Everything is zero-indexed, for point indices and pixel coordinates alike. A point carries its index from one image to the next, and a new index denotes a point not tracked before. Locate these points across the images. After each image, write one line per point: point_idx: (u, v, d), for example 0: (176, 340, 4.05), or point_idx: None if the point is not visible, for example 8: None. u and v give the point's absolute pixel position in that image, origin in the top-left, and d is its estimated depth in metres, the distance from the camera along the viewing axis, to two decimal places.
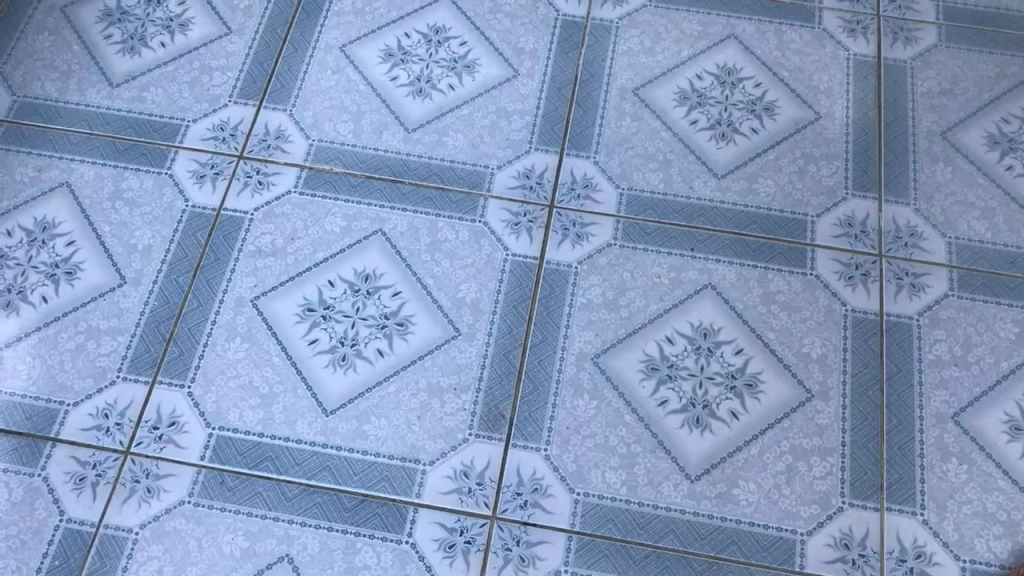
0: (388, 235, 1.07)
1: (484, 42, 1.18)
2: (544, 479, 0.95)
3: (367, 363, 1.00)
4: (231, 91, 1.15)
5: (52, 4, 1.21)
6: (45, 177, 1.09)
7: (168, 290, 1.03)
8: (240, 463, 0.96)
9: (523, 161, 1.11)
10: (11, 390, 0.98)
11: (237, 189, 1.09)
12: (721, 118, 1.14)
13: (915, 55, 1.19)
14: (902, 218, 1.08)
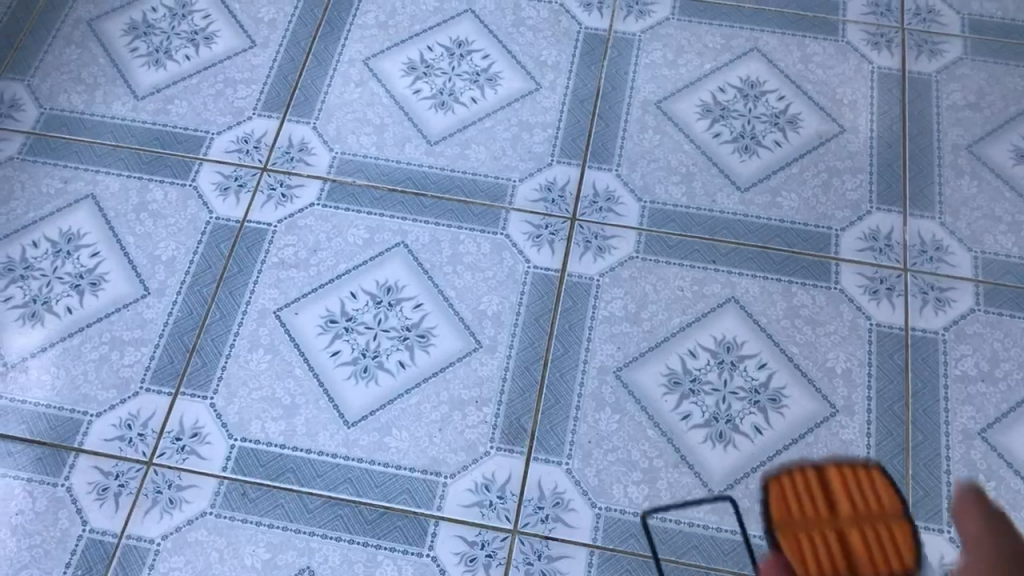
0: (410, 247, 1.07)
1: (506, 55, 1.18)
2: (566, 494, 0.94)
3: (389, 375, 1.00)
4: (256, 104, 1.15)
5: (79, 17, 1.22)
6: (70, 189, 1.10)
7: (191, 301, 1.04)
8: (262, 474, 0.96)
9: (546, 174, 1.10)
10: (35, 400, 0.99)
11: (261, 201, 1.09)
12: (744, 131, 1.13)
13: (940, 67, 1.18)
14: (927, 232, 1.07)
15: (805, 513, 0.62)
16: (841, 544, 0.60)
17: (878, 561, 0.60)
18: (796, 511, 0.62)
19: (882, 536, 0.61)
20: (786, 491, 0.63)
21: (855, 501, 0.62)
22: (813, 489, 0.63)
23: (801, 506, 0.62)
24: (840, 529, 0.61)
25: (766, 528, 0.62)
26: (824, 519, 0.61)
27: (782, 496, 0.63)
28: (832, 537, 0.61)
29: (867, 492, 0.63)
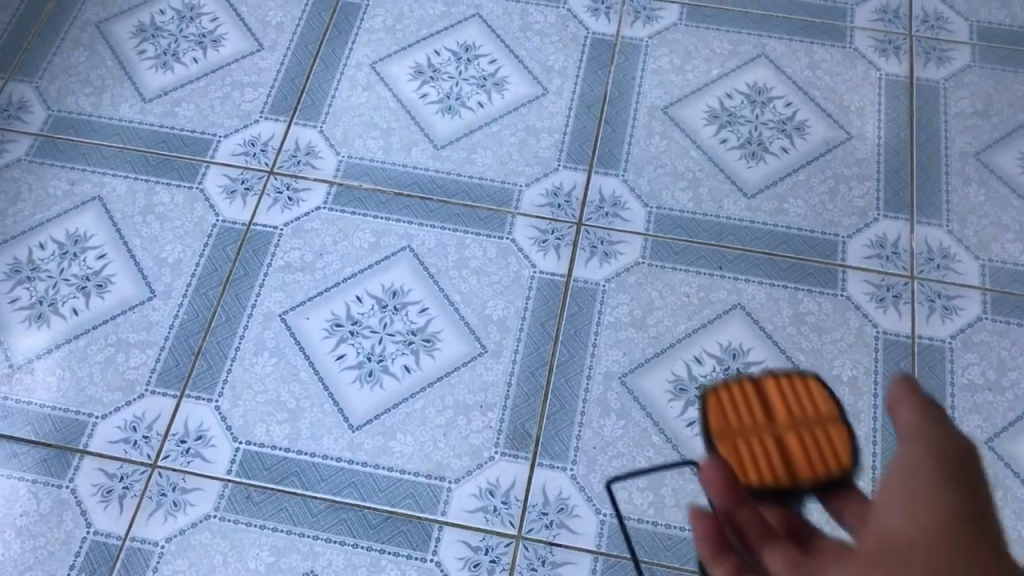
0: (416, 251, 1.07)
1: (513, 60, 1.18)
2: (570, 499, 0.94)
3: (394, 379, 1.00)
4: (263, 107, 1.16)
5: (88, 20, 1.23)
6: (77, 191, 1.11)
7: (197, 304, 1.04)
8: (266, 478, 0.95)
9: (552, 179, 1.10)
10: (41, 402, 0.99)
11: (267, 205, 1.09)
12: (751, 137, 1.13)
13: (949, 74, 1.18)
14: (934, 240, 1.07)
15: (742, 422, 0.63)
16: (777, 447, 0.62)
17: (816, 462, 0.61)
18: (734, 422, 0.63)
19: (819, 439, 0.62)
20: (723, 402, 0.64)
21: (792, 405, 0.63)
22: (749, 399, 0.64)
23: (738, 416, 0.63)
24: (776, 434, 0.62)
25: (707, 440, 0.63)
26: (761, 426, 0.63)
27: (721, 412, 0.64)
28: (768, 444, 0.62)
29: (804, 397, 0.63)
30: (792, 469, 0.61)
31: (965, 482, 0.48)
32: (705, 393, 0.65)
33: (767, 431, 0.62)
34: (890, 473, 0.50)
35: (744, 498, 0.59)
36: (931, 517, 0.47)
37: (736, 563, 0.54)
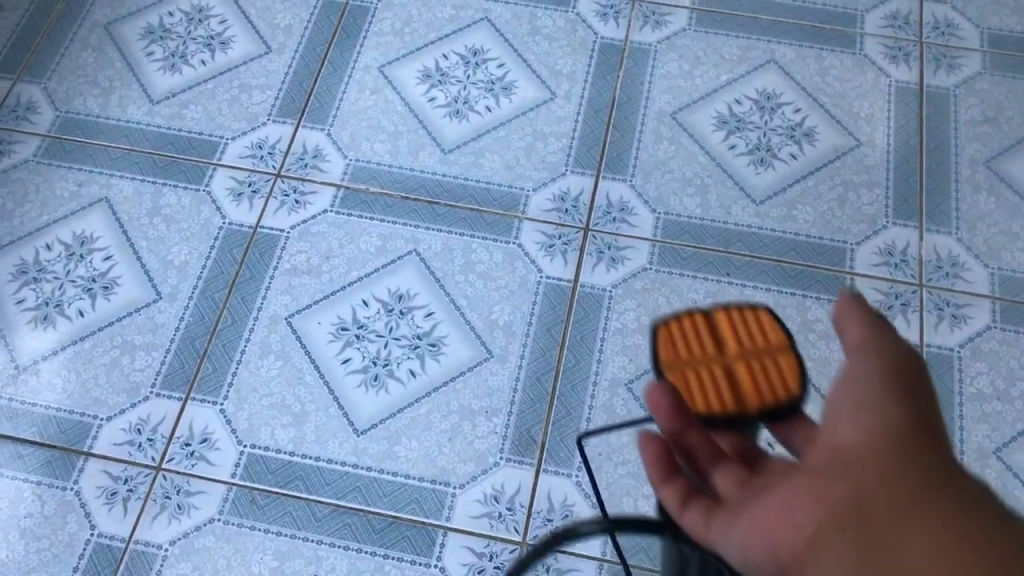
0: (422, 255, 1.06)
1: (521, 64, 1.18)
2: (575, 506, 0.93)
3: (400, 384, 0.99)
4: (271, 110, 1.15)
5: (97, 21, 1.23)
6: (84, 192, 1.11)
7: (203, 306, 1.04)
8: (270, 481, 0.95)
9: (560, 183, 1.10)
10: (46, 404, 0.99)
11: (274, 207, 1.09)
12: (760, 143, 1.13)
13: (959, 81, 1.17)
14: (943, 248, 1.06)
15: (694, 354, 0.61)
16: (727, 380, 0.60)
17: (764, 393, 0.59)
18: (685, 355, 0.61)
19: (768, 371, 0.60)
20: (675, 334, 0.61)
21: (739, 335, 0.61)
22: (699, 333, 0.61)
23: (688, 348, 0.61)
24: (725, 364, 0.60)
25: (656, 373, 0.61)
26: (711, 356, 0.60)
27: (671, 344, 0.61)
28: (719, 374, 0.60)
29: (751, 327, 0.61)
30: (742, 399, 0.59)
31: (908, 390, 0.52)
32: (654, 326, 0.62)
33: (718, 363, 0.60)
34: (843, 383, 0.55)
35: (694, 424, 0.59)
36: (872, 419, 0.51)
37: (685, 484, 0.59)
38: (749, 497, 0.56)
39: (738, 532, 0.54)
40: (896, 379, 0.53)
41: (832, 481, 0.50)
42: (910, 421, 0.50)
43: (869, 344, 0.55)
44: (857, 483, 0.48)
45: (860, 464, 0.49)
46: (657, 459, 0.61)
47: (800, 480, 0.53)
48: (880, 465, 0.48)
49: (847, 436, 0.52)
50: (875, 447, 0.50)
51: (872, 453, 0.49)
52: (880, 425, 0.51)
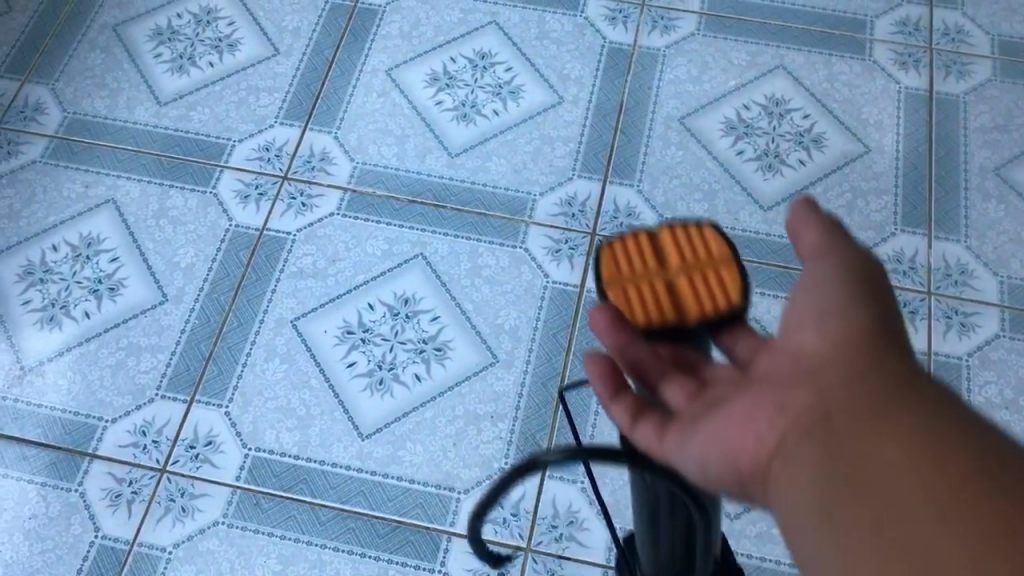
0: (429, 259, 1.06)
1: (529, 68, 1.18)
2: (580, 512, 0.93)
3: (405, 388, 0.99)
4: (278, 112, 1.15)
5: (105, 22, 1.23)
6: (91, 193, 1.11)
7: (209, 309, 1.04)
8: (275, 485, 0.95)
9: (567, 188, 1.09)
10: (52, 405, 0.99)
11: (281, 210, 1.09)
12: (768, 149, 1.12)
13: (969, 88, 1.16)
14: (952, 255, 1.05)
15: (634, 271, 0.55)
16: (668, 295, 0.54)
17: (706, 308, 0.53)
18: (626, 272, 0.55)
19: (711, 286, 0.54)
20: (616, 253, 0.56)
21: (684, 251, 0.55)
22: (641, 250, 0.56)
23: (629, 264, 0.55)
24: (667, 280, 0.54)
25: (596, 293, 0.55)
26: (653, 274, 0.55)
27: (613, 261, 0.56)
28: (661, 293, 0.54)
29: (695, 242, 0.56)
30: (684, 318, 0.53)
31: (869, 295, 0.55)
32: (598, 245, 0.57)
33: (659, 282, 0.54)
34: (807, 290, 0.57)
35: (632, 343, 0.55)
36: (839, 327, 0.54)
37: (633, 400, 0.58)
38: (709, 409, 0.56)
39: (696, 448, 0.54)
40: (858, 287, 0.55)
41: (802, 392, 0.52)
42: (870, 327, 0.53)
43: (832, 247, 0.57)
44: (826, 393, 0.51)
45: (827, 373, 0.52)
46: (607, 373, 0.60)
47: (764, 390, 0.55)
48: (847, 376, 0.51)
49: (812, 345, 0.55)
50: (841, 358, 0.52)
51: (839, 362, 0.52)
52: (843, 334, 0.53)
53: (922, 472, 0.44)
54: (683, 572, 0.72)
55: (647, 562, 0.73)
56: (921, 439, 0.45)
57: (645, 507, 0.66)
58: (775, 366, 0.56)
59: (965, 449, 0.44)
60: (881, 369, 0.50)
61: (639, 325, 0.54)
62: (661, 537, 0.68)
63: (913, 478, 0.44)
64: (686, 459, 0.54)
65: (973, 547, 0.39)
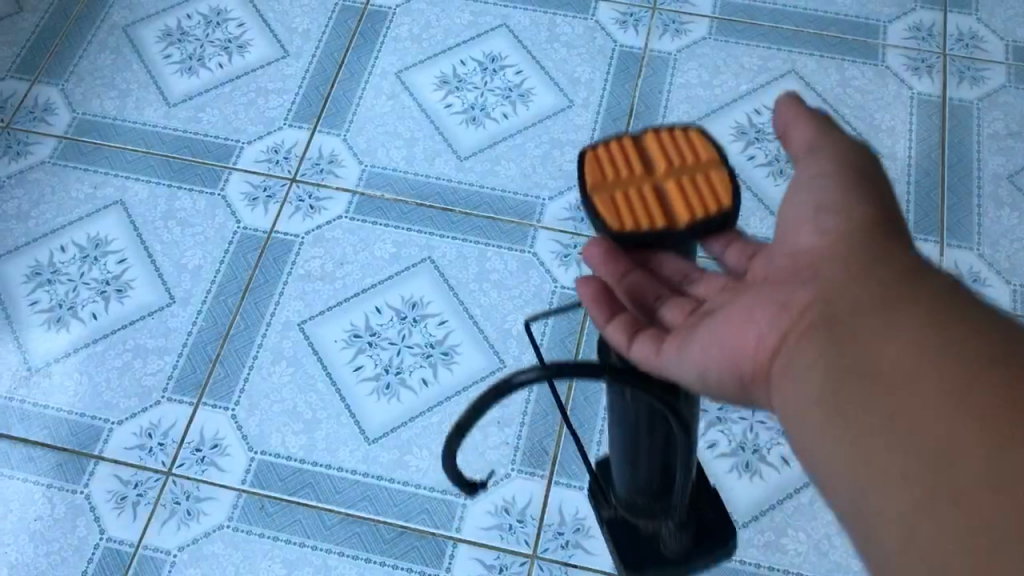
0: (437, 262, 1.05)
1: (539, 72, 1.17)
2: (587, 520, 0.92)
3: (412, 393, 0.98)
4: (287, 114, 1.15)
5: (115, 23, 1.23)
6: (100, 194, 1.11)
7: (216, 311, 1.03)
8: (280, 489, 0.94)
9: (576, 192, 1.09)
10: (58, 406, 0.99)
11: (289, 212, 1.09)
12: (779, 154, 1.11)
13: (982, 95, 1.15)
14: (964, 263, 1.04)
15: (621, 173, 0.61)
16: (655, 194, 0.60)
17: (693, 204, 0.59)
18: (613, 174, 0.61)
19: (696, 184, 0.60)
20: (602, 158, 0.62)
21: (670, 155, 0.61)
22: (627, 155, 0.62)
23: (615, 170, 0.61)
24: (654, 183, 0.60)
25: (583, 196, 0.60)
26: (639, 177, 0.61)
27: (601, 166, 0.61)
28: (649, 196, 0.60)
29: (681, 147, 0.62)
30: (672, 219, 0.59)
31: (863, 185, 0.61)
32: (583, 153, 0.62)
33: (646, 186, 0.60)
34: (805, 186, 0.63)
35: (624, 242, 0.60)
36: (837, 219, 0.60)
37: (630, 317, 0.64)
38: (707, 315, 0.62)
39: (696, 354, 0.60)
40: (851, 179, 0.61)
41: (803, 280, 0.58)
42: (865, 223, 0.59)
43: (816, 147, 0.63)
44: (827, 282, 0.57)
45: (827, 267, 0.57)
46: (599, 299, 0.64)
47: (763, 286, 0.61)
48: (847, 270, 0.56)
49: (809, 244, 0.60)
50: (839, 252, 0.58)
51: (838, 257, 0.58)
52: (841, 230, 0.59)
53: (926, 352, 0.49)
54: (658, 501, 0.78)
55: (626, 487, 0.79)
56: (922, 321, 0.51)
57: (625, 427, 0.71)
58: (770, 269, 0.62)
59: (964, 326, 0.49)
60: (879, 261, 0.56)
61: (630, 220, 0.59)
62: (639, 459, 0.73)
63: (919, 358, 0.49)
64: (686, 365, 0.60)
65: (981, 416, 0.45)
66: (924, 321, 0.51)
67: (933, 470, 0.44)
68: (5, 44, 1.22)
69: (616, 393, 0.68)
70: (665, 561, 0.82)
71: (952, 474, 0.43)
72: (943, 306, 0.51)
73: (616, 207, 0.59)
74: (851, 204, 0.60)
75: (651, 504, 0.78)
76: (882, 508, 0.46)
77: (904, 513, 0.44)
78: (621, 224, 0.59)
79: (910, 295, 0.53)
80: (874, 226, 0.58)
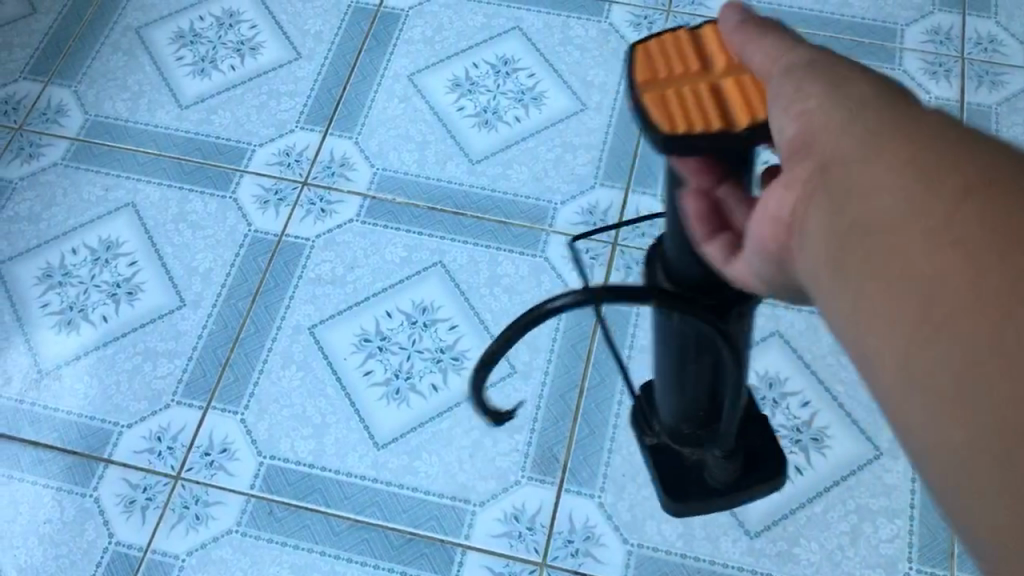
0: (448, 266, 1.05)
1: (552, 74, 1.16)
2: (597, 527, 0.90)
3: (422, 398, 0.98)
4: (300, 116, 1.15)
5: (128, 24, 1.23)
6: (111, 197, 1.11)
7: (226, 315, 1.03)
8: (289, 494, 0.94)
9: (588, 197, 1.07)
10: (68, 409, 0.99)
11: (300, 216, 1.08)
12: None
13: (1001, 99, 1.14)
14: None
15: (675, 69, 0.50)
16: (715, 93, 0.49)
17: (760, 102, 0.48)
18: (663, 72, 0.50)
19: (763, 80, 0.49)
20: (651, 55, 0.51)
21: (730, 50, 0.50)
22: (681, 49, 0.51)
23: (667, 66, 0.50)
24: (712, 82, 0.49)
25: (632, 98, 0.50)
26: (696, 72, 0.50)
27: (648, 63, 0.50)
28: (708, 92, 0.49)
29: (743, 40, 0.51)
30: (732, 119, 0.48)
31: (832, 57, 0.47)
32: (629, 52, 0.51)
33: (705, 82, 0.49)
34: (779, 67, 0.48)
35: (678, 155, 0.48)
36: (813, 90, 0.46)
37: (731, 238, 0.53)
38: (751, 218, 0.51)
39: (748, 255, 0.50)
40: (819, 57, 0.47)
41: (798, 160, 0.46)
42: (860, 72, 0.46)
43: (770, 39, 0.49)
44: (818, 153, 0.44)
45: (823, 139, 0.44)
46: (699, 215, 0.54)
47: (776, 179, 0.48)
48: (841, 125, 0.43)
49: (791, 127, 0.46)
50: (829, 108, 0.44)
51: (832, 113, 0.44)
52: (831, 84, 0.45)
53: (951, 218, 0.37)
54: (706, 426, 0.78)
55: (671, 417, 0.78)
56: (928, 176, 0.39)
57: (674, 352, 0.69)
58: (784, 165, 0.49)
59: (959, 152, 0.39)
60: (878, 111, 0.43)
61: (686, 122, 0.48)
62: (687, 384, 0.72)
63: (929, 228, 0.37)
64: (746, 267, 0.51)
65: (977, 240, 0.36)
66: (937, 176, 0.38)
67: (960, 374, 0.35)
68: (18, 45, 1.22)
69: (664, 316, 0.66)
70: (713, 492, 0.82)
71: (962, 309, 0.35)
72: (963, 152, 0.39)
73: (670, 108, 0.48)
74: (838, 62, 0.47)
75: (698, 431, 0.78)
76: (896, 363, 0.38)
77: (919, 363, 0.36)
78: (677, 126, 0.47)
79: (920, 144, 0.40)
80: (876, 79, 0.45)
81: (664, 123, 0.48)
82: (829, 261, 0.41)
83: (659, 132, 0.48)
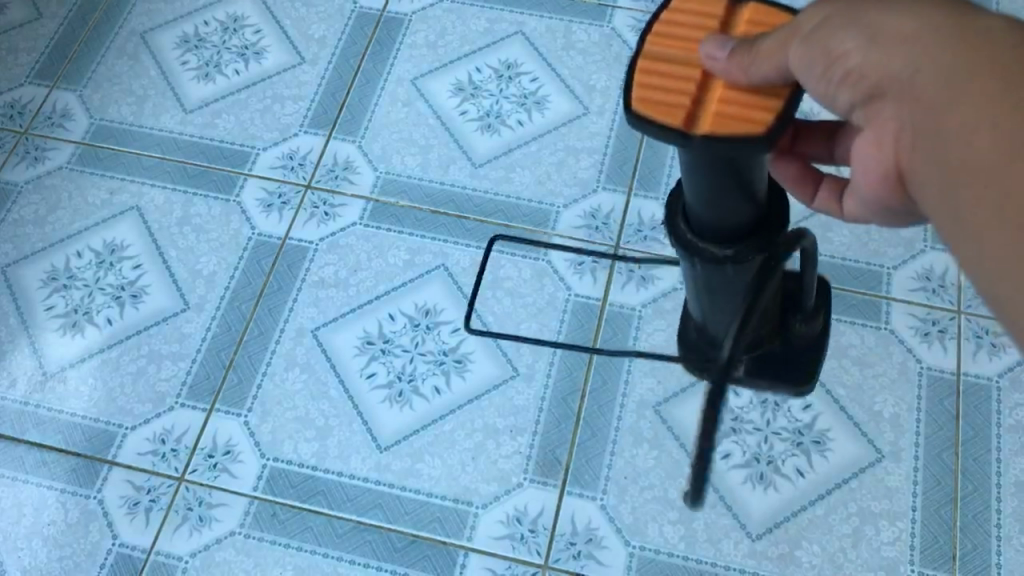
0: (450, 269, 1.05)
1: (555, 79, 1.16)
2: (599, 530, 0.91)
3: (424, 400, 0.98)
4: (303, 121, 1.15)
5: (133, 29, 1.24)
6: (116, 201, 1.12)
7: (229, 317, 1.03)
8: (294, 496, 0.94)
9: (591, 201, 1.07)
10: (72, 412, 1.00)
11: (304, 220, 1.09)
12: None
13: None
14: None
15: (688, 92, 0.53)
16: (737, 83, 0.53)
17: None
18: (685, 101, 0.52)
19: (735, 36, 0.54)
20: (656, 101, 0.52)
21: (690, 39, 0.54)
22: (665, 77, 0.53)
23: (679, 93, 0.53)
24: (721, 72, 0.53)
25: (693, 140, 0.52)
26: (701, 80, 0.53)
27: (668, 103, 0.52)
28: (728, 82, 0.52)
29: (679, 25, 0.55)
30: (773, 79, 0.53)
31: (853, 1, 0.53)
32: (641, 112, 0.52)
33: (720, 77, 0.52)
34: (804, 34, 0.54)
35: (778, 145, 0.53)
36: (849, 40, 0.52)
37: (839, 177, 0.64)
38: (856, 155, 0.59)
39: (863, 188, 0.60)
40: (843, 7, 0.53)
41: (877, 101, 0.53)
42: (905, 4, 0.50)
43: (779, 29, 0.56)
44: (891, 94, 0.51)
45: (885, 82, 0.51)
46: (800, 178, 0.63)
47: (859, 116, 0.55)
48: (901, 72, 0.49)
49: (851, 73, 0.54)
50: (881, 60, 0.50)
51: (886, 62, 0.50)
52: (873, 31, 0.51)
53: (994, 154, 0.43)
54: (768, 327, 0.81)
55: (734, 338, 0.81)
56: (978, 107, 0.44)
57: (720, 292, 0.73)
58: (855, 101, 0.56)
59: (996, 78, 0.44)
60: (929, 49, 0.48)
61: (763, 115, 0.52)
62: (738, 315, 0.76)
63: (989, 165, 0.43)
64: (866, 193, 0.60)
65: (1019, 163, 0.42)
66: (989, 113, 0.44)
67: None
68: (24, 50, 1.23)
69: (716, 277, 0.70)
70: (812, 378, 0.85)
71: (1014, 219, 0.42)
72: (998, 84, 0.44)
73: (732, 121, 0.52)
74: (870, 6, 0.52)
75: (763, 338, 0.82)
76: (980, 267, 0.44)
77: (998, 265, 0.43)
78: (763, 127, 0.52)
79: (965, 87, 0.45)
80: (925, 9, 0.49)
81: (753, 133, 0.52)
82: (926, 196, 0.50)
83: (760, 141, 0.51)
